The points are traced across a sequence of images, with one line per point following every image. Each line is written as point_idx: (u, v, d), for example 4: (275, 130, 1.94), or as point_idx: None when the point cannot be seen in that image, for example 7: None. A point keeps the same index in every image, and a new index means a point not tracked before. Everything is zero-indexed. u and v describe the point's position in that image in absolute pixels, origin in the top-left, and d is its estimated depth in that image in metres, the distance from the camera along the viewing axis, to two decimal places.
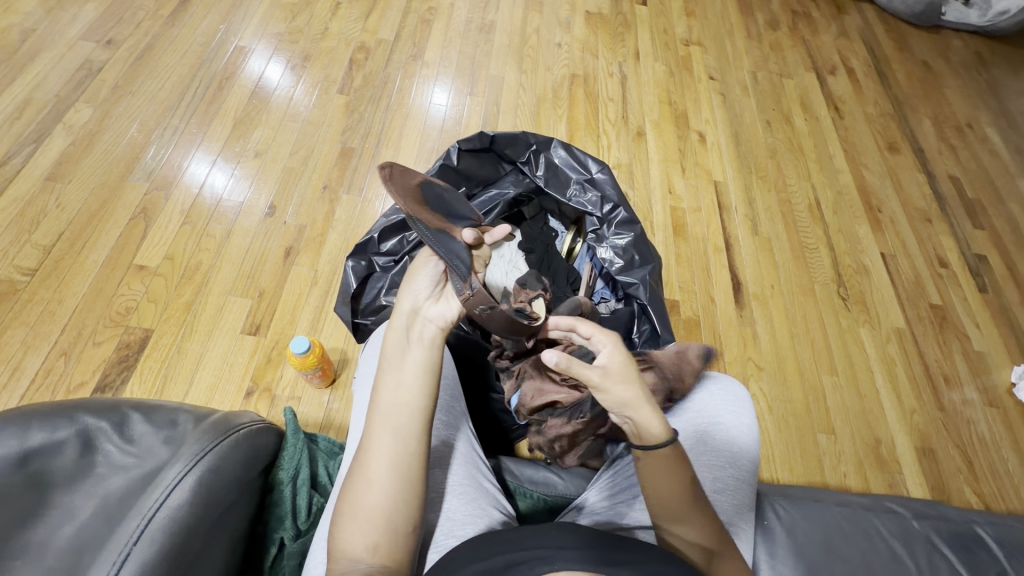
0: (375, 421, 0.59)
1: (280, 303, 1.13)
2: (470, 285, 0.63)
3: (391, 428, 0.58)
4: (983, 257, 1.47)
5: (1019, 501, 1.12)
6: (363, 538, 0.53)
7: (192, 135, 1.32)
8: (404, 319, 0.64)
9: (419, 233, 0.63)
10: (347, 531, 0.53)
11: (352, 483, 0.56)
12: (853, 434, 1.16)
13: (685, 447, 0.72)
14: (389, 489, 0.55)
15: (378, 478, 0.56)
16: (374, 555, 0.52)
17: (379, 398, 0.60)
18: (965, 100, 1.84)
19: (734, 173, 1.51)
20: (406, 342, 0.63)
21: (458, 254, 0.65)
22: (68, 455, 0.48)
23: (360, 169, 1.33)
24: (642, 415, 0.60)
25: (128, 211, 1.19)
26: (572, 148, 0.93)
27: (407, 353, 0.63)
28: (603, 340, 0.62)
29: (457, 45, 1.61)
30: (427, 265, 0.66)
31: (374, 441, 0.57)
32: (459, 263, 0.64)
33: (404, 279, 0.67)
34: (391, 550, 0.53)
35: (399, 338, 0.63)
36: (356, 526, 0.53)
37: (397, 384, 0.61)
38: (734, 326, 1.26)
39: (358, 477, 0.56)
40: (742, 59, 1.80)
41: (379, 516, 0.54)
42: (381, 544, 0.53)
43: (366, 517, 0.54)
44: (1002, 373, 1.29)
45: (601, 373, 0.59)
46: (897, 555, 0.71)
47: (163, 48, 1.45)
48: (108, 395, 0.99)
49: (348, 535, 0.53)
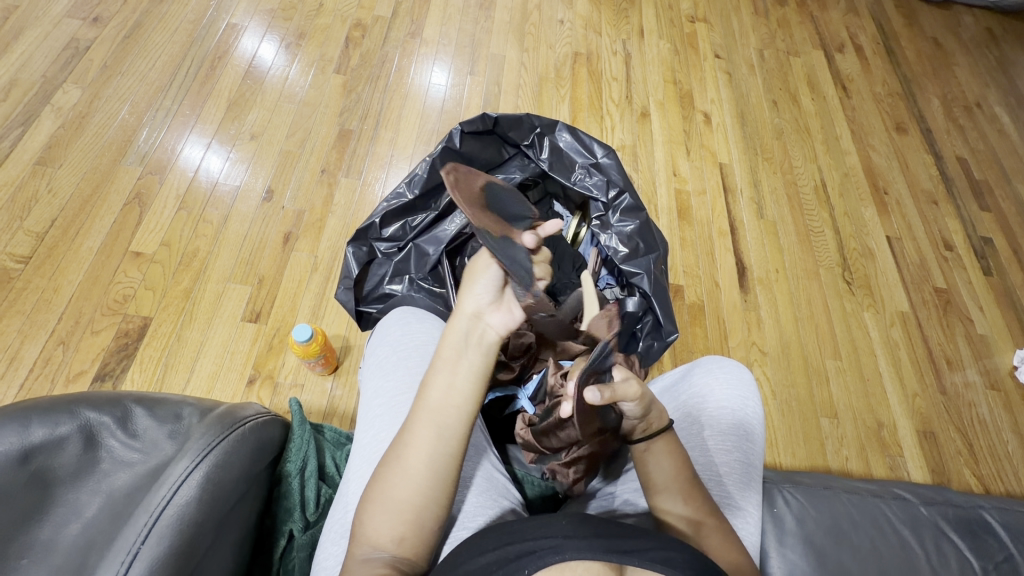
0: (416, 414, 0.57)
1: (279, 289, 1.11)
2: (532, 295, 0.60)
3: (435, 425, 0.56)
4: (989, 240, 1.46)
5: (1017, 483, 1.13)
6: (390, 529, 0.53)
7: (186, 117, 1.29)
8: (464, 322, 0.61)
9: (483, 242, 0.59)
10: (373, 520, 0.53)
11: (385, 473, 0.55)
12: (856, 418, 1.17)
13: (690, 433, 0.72)
14: (419, 482, 0.55)
15: (414, 472, 0.55)
16: (399, 547, 0.53)
17: (428, 394, 0.58)
18: (974, 78, 1.80)
19: (739, 155, 1.49)
20: (464, 342, 0.60)
21: (520, 262, 0.61)
22: (70, 451, 0.47)
23: (358, 152, 1.30)
24: (655, 416, 0.62)
25: (122, 196, 1.16)
26: (578, 131, 0.90)
27: (464, 356, 0.60)
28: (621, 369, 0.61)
29: (456, 22, 1.56)
30: (488, 269, 0.61)
31: (414, 436, 0.56)
32: (521, 273, 0.60)
33: (461, 279, 0.63)
34: (416, 543, 0.54)
35: (458, 338, 0.60)
36: (385, 516, 0.53)
37: (444, 381, 0.59)
38: (738, 311, 1.25)
39: (392, 467, 0.55)
40: (749, 36, 1.75)
41: (409, 510, 0.54)
42: (407, 537, 0.53)
43: (395, 509, 0.53)
44: (1004, 356, 1.29)
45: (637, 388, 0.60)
46: (905, 542, 0.71)
47: (153, 25, 1.40)
48: (108, 384, 0.98)
49: (376, 524, 0.53)
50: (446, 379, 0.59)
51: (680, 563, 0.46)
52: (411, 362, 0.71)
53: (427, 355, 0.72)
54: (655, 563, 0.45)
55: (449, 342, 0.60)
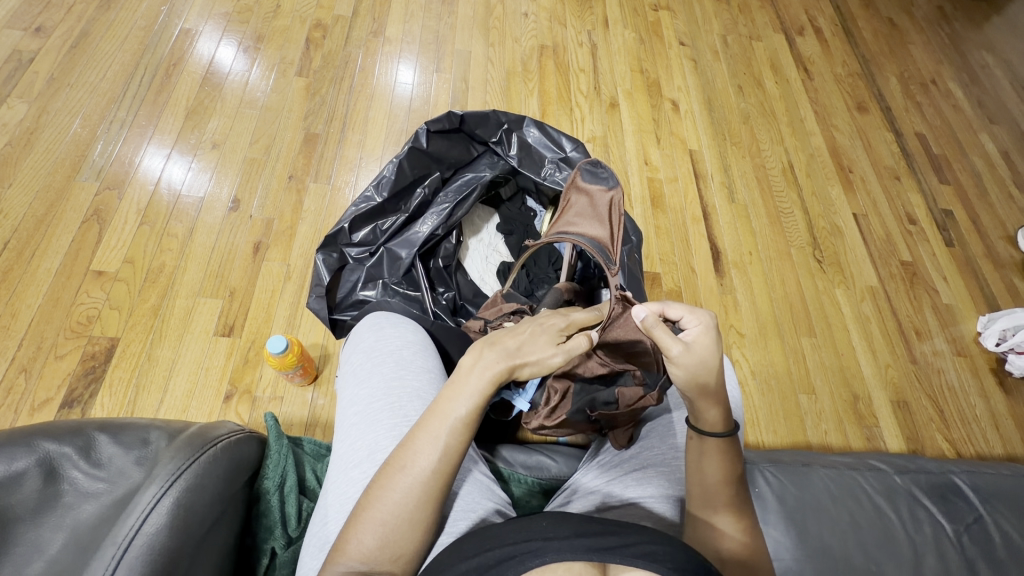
0: (428, 423, 0.56)
1: (252, 301, 1.08)
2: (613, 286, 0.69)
3: (451, 437, 0.55)
4: (949, 212, 1.51)
5: (986, 445, 1.18)
6: (381, 548, 0.52)
7: (142, 127, 1.24)
8: (503, 362, 0.58)
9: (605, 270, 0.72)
10: (367, 533, 0.52)
11: (383, 488, 0.54)
12: (833, 392, 1.20)
13: (679, 436, 0.76)
14: (415, 494, 0.54)
15: (425, 482, 0.54)
16: (395, 563, 0.53)
17: (446, 411, 0.56)
18: (929, 55, 1.86)
19: (709, 141, 1.50)
20: (496, 374, 0.57)
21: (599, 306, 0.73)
22: (29, 486, 0.45)
23: (326, 156, 1.27)
24: (710, 413, 0.61)
25: (80, 213, 1.12)
26: (545, 127, 0.94)
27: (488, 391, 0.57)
28: (695, 320, 0.61)
29: (419, 19, 1.53)
30: (548, 359, 0.60)
31: (427, 451, 0.55)
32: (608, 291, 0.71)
33: (515, 350, 0.59)
34: (412, 557, 0.54)
35: (481, 370, 0.58)
36: (374, 532, 0.52)
37: (459, 393, 0.57)
38: (715, 295, 1.27)
39: (395, 481, 0.54)
40: (712, 23, 1.76)
41: (401, 524, 0.53)
42: (403, 553, 0.53)
43: (389, 520, 0.53)
44: (968, 324, 1.33)
45: (683, 347, 0.59)
46: (882, 511, 0.74)
47: (100, 34, 1.34)
48: (76, 410, 0.94)
49: (366, 540, 0.52)
50: (468, 393, 0.57)
51: (663, 556, 0.46)
52: (385, 368, 0.70)
53: (402, 359, 0.71)
54: (638, 558, 0.45)
55: (468, 372, 0.58)
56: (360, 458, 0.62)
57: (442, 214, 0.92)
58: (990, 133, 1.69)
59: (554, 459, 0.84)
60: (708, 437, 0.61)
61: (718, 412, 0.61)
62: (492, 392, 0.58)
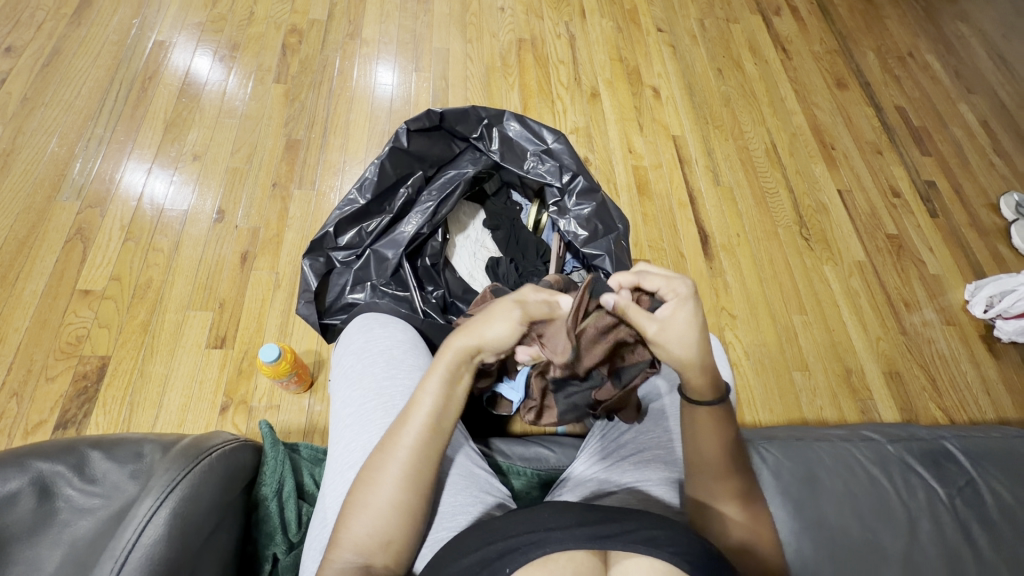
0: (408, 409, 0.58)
1: (243, 311, 1.08)
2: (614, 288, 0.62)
3: (431, 417, 0.57)
4: (932, 182, 1.52)
5: (979, 411, 1.20)
6: (375, 536, 0.53)
7: (121, 143, 1.23)
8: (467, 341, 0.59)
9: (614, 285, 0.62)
10: (357, 520, 0.53)
11: (370, 474, 0.55)
12: (825, 368, 1.21)
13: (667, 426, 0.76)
14: (404, 477, 0.55)
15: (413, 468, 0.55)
16: (387, 552, 0.53)
17: (423, 392, 0.58)
18: (905, 29, 1.87)
19: (691, 125, 1.51)
20: (458, 352, 0.59)
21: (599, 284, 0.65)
22: (23, 506, 0.45)
23: (309, 161, 1.26)
24: (696, 382, 0.60)
25: (62, 234, 1.10)
26: (525, 119, 0.93)
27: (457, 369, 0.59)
28: (672, 291, 0.59)
29: (395, 19, 1.53)
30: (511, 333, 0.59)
31: (408, 431, 0.57)
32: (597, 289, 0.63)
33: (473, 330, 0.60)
34: (400, 545, 0.54)
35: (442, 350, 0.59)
36: (366, 518, 0.53)
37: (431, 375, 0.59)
38: (706, 279, 1.28)
39: (383, 470, 0.55)
40: (689, 7, 1.76)
41: (393, 515, 0.54)
42: (393, 541, 0.53)
43: (378, 509, 0.53)
44: (956, 292, 1.35)
45: (659, 325, 0.58)
46: (875, 479, 0.75)
47: (72, 51, 1.33)
48: (71, 431, 0.93)
49: (359, 526, 0.53)
50: (438, 373, 0.59)
51: (663, 540, 0.46)
52: (376, 368, 0.70)
53: (393, 358, 0.71)
54: (639, 543, 0.46)
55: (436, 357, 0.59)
56: (356, 458, 0.62)
57: (426, 213, 0.92)
58: (969, 103, 1.70)
59: (551, 450, 0.85)
60: (696, 419, 0.61)
61: (704, 380, 0.60)
62: (461, 369, 0.60)
